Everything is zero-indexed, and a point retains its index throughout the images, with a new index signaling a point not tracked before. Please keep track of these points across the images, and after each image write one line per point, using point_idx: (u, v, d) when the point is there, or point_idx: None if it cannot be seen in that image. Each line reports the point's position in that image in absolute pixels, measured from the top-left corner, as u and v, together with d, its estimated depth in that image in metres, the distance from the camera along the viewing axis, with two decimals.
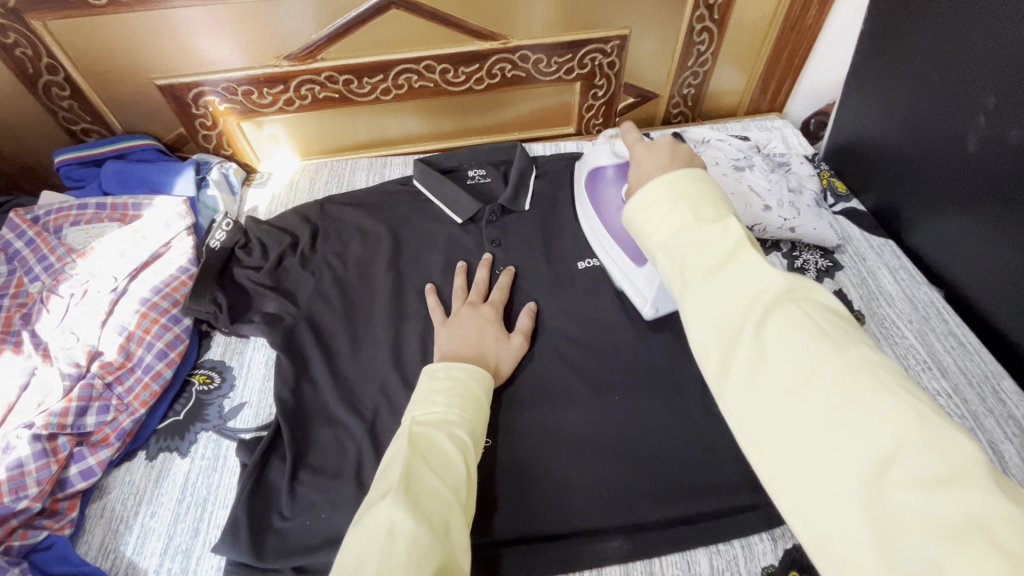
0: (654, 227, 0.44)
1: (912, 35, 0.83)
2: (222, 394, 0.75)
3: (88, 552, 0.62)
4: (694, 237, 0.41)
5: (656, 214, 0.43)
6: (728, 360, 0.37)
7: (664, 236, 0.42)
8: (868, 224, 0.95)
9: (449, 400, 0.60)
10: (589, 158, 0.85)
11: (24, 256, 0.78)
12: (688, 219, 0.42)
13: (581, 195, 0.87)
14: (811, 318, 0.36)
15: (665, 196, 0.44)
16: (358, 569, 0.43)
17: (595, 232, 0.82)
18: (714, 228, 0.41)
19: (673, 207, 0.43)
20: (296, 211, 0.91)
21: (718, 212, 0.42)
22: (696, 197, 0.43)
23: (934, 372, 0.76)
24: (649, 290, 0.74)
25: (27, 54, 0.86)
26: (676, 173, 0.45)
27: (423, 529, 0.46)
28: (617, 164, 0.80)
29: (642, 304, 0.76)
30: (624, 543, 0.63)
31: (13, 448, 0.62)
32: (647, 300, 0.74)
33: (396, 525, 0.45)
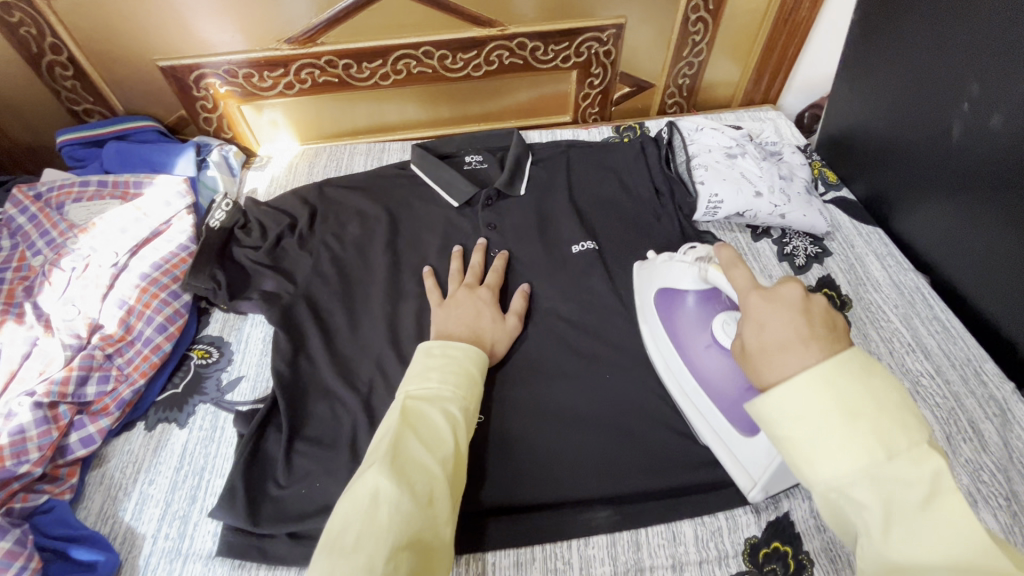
0: (819, 455, 0.36)
1: (901, 25, 0.84)
2: (220, 368, 0.77)
3: (88, 517, 0.64)
4: (884, 481, 0.34)
5: (825, 436, 0.36)
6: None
7: (840, 476, 0.35)
8: (857, 211, 0.97)
9: (443, 375, 0.62)
10: (667, 277, 0.72)
11: (26, 231, 0.80)
12: (877, 455, 0.35)
13: (653, 318, 0.74)
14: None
15: (827, 408, 0.36)
16: (342, 531, 0.47)
17: (676, 374, 0.69)
18: (913, 471, 0.34)
19: (849, 431, 0.35)
20: (294, 193, 0.92)
21: (912, 443, 0.35)
22: (877, 414, 0.36)
23: (918, 355, 0.78)
24: (760, 472, 0.61)
25: (31, 33, 0.87)
26: (843, 369, 0.37)
27: (406, 496, 0.49)
28: (701, 292, 0.67)
29: (747, 484, 0.63)
30: (612, 513, 0.65)
31: (15, 415, 0.63)
32: (755, 483, 0.62)
33: (380, 491, 0.48)
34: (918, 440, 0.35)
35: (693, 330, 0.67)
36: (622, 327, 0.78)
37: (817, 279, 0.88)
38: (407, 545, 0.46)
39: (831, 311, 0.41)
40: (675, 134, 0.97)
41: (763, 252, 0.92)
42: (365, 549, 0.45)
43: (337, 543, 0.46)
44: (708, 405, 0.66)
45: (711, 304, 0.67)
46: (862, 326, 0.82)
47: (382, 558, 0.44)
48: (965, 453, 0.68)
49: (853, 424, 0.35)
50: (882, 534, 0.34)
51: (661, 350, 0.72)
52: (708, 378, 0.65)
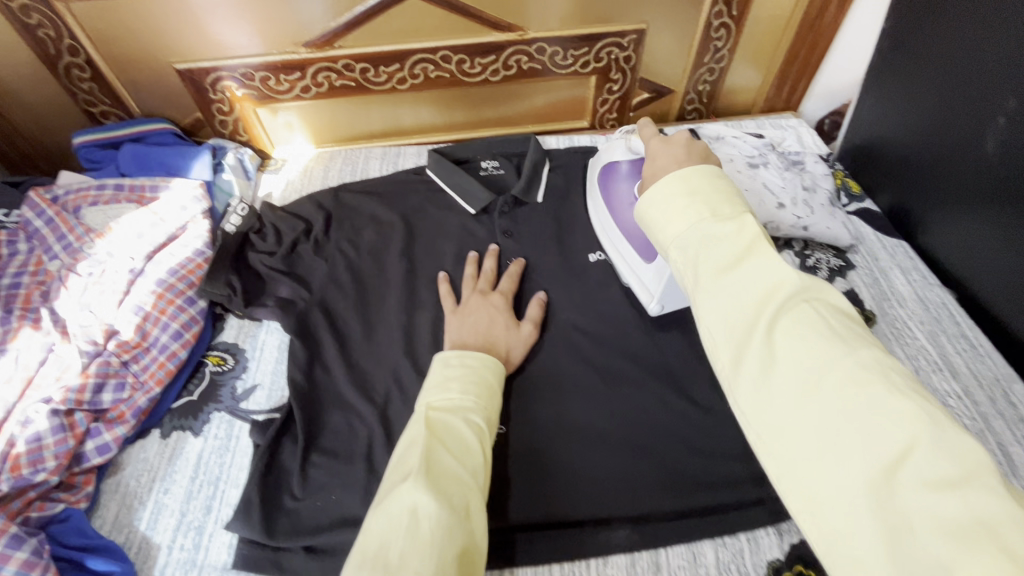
0: (666, 224, 0.46)
1: (933, 35, 0.82)
2: (235, 375, 0.76)
3: (103, 526, 0.64)
4: (709, 232, 0.43)
5: (672, 212, 0.46)
6: (740, 359, 0.39)
7: (680, 232, 0.45)
8: (882, 224, 0.95)
9: (464, 386, 0.61)
10: (604, 155, 0.87)
11: (43, 235, 0.79)
12: (706, 215, 0.44)
13: (592, 188, 0.88)
14: (824, 315, 0.38)
15: (678, 191, 0.46)
16: (382, 550, 0.44)
17: (605, 230, 0.83)
18: (731, 223, 0.43)
19: (687, 205, 0.45)
20: (310, 198, 0.91)
21: (734, 209, 0.44)
22: (711, 194, 0.46)
23: (944, 373, 0.76)
24: (656, 285, 0.74)
25: (50, 36, 0.87)
26: (693, 171, 0.48)
27: (446, 510, 0.47)
28: (632, 160, 0.82)
29: (648, 301, 0.76)
30: (631, 532, 0.64)
31: (31, 422, 0.63)
32: (652, 295, 0.75)
33: (419, 506, 0.46)
34: (740, 209, 0.44)
35: (621, 190, 0.81)
36: (640, 340, 0.77)
37: (840, 293, 0.86)
38: (455, 558, 0.45)
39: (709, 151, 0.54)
40: None
41: None
42: (414, 565, 0.42)
43: (381, 561, 0.43)
44: (626, 246, 0.79)
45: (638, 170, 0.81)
46: (887, 342, 0.80)
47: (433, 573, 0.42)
48: None
49: (691, 198, 0.45)
50: (706, 268, 0.42)
51: (597, 210, 0.85)
52: (629, 224, 0.79)
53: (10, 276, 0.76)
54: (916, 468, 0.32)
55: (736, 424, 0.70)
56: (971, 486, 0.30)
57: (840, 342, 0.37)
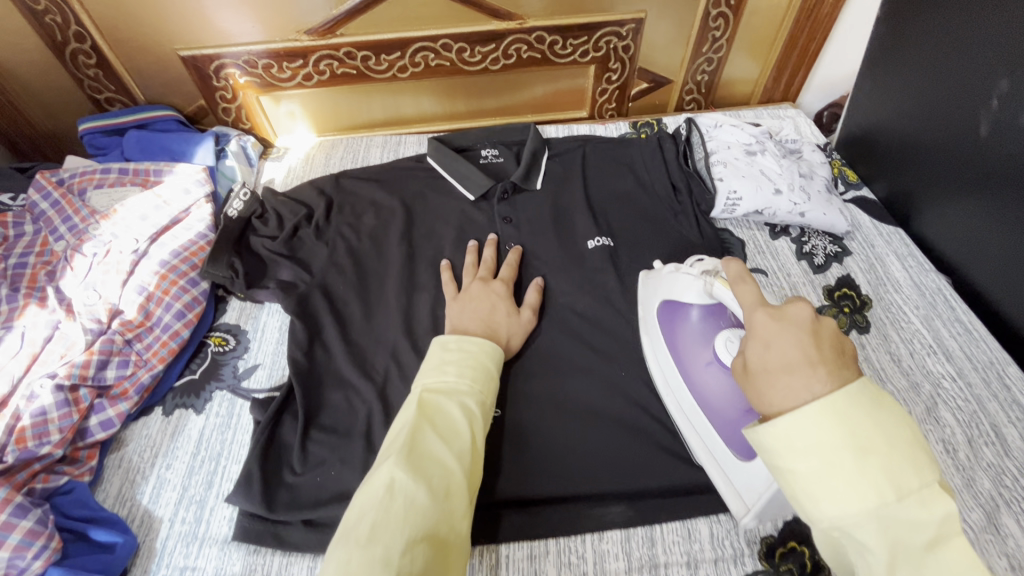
0: (823, 494, 0.35)
1: (928, 22, 0.83)
2: (236, 355, 0.77)
3: (107, 499, 0.65)
4: (893, 525, 0.33)
5: (835, 484, 0.34)
6: None
7: (845, 518, 0.34)
8: (877, 212, 0.95)
9: (460, 370, 0.62)
10: (671, 290, 0.71)
11: (49, 216, 0.80)
12: (887, 497, 0.33)
13: (653, 333, 0.72)
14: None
15: (837, 441, 0.35)
16: (358, 522, 0.48)
17: (675, 392, 0.68)
18: (920, 516, 0.33)
19: (858, 473, 0.34)
20: (311, 184, 0.92)
21: (923, 483, 0.33)
22: (891, 457, 0.34)
23: (938, 357, 0.77)
24: (752, 496, 0.59)
25: (56, 22, 0.88)
26: (853, 406, 0.35)
27: (420, 489, 0.49)
28: (704, 306, 0.68)
29: (739, 511, 0.61)
30: (626, 509, 0.64)
31: (37, 397, 0.64)
32: (748, 508, 0.59)
33: (395, 483, 0.49)
34: (930, 481, 0.34)
35: (695, 346, 0.67)
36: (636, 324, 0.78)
37: (837, 279, 0.86)
38: (422, 538, 0.47)
39: (838, 335, 0.40)
40: (692, 131, 0.96)
41: (782, 251, 0.90)
42: (381, 541, 0.45)
43: (352, 532, 0.46)
44: (705, 425, 0.64)
45: (714, 318, 0.67)
46: (882, 327, 0.81)
47: (398, 549, 0.45)
48: (987, 456, 0.67)
49: (861, 460, 0.34)
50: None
51: (662, 365, 0.70)
52: (709, 398, 0.64)
53: (16, 257, 0.77)
54: None
55: None
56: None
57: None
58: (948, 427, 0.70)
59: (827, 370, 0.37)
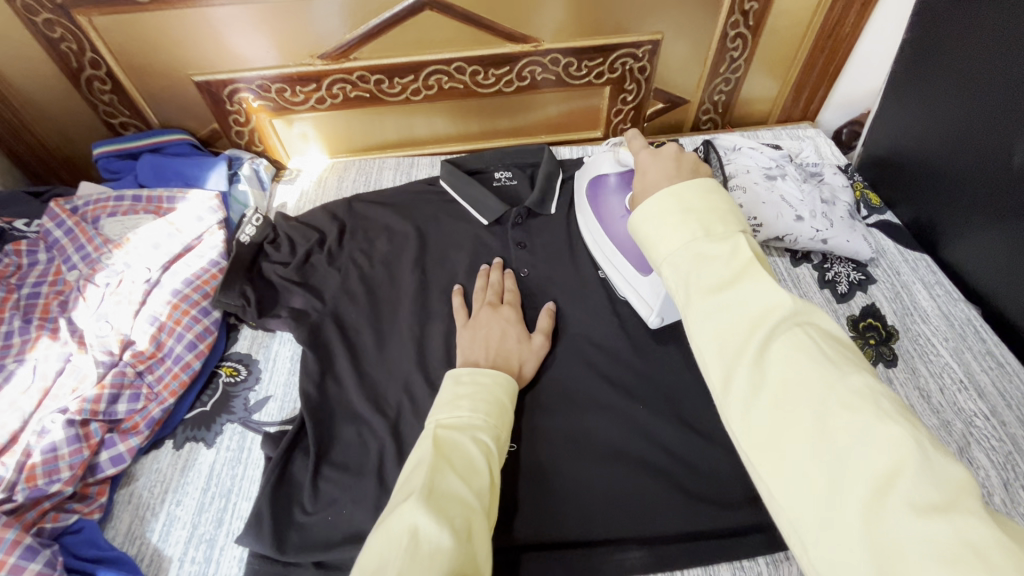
0: (658, 241, 0.43)
1: (958, 46, 0.80)
2: (248, 387, 0.76)
3: (116, 537, 0.64)
4: (702, 252, 0.41)
5: (666, 227, 0.43)
6: (729, 381, 0.37)
7: (670, 252, 0.42)
8: (903, 237, 0.93)
9: (474, 404, 0.60)
10: (591, 166, 0.88)
11: (63, 245, 0.80)
12: (699, 234, 0.41)
13: (580, 202, 0.88)
14: (816, 338, 0.36)
15: (671, 207, 0.43)
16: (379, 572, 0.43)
17: (598, 244, 0.82)
18: (722, 243, 0.41)
19: (681, 222, 0.42)
20: (324, 208, 0.91)
21: (729, 226, 0.42)
22: (707, 211, 0.43)
23: (970, 393, 0.74)
24: (655, 298, 0.74)
25: (72, 49, 0.89)
26: (687, 186, 0.44)
27: (446, 533, 0.46)
28: (620, 173, 0.83)
29: (647, 314, 0.75)
30: (645, 553, 0.62)
31: (48, 432, 0.64)
32: (653, 308, 0.74)
33: (419, 527, 0.46)
34: (735, 227, 0.42)
35: (612, 202, 0.82)
36: (654, 356, 0.76)
37: (861, 308, 0.84)
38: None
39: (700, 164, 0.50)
40: (711, 153, 0.94)
41: (803, 278, 0.88)
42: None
43: None
44: (621, 260, 0.79)
45: (626, 182, 0.82)
46: (910, 360, 0.78)
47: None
48: None
49: (683, 215, 0.43)
50: (697, 286, 0.40)
51: (586, 224, 0.85)
52: (623, 239, 0.79)
53: (29, 286, 0.77)
54: (907, 495, 0.29)
55: None
56: (959, 516, 0.28)
57: (828, 364, 0.35)
58: (982, 470, 0.67)
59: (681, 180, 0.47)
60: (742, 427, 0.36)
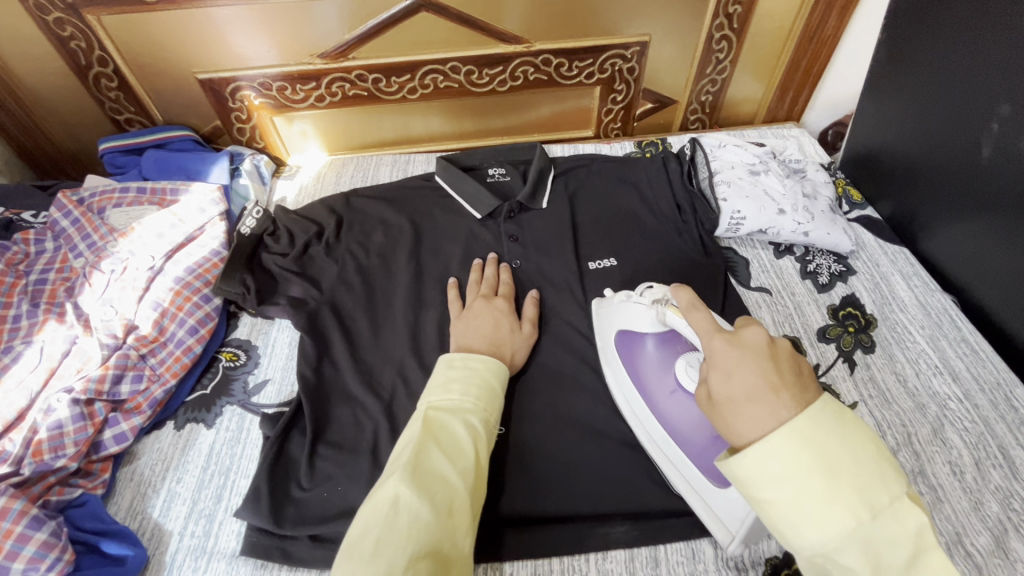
0: (805, 522, 0.35)
1: (930, 46, 0.84)
2: (247, 370, 0.79)
3: (118, 512, 0.66)
4: (872, 541, 0.34)
5: (815, 510, 0.35)
6: None
7: (827, 543, 0.34)
8: (882, 231, 0.96)
9: (465, 388, 0.63)
10: (625, 319, 0.73)
11: (69, 234, 0.82)
12: (862, 515, 0.34)
13: (614, 365, 0.72)
14: None
15: (806, 464, 0.36)
16: (363, 537, 0.48)
17: (643, 422, 0.68)
18: (894, 527, 0.34)
19: (830, 493, 0.35)
20: (322, 202, 0.95)
21: (893, 495, 0.35)
22: (858, 475, 0.35)
23: (945, 377, 0.77)
24: (737, 523, 0.59)
25: (81, 47, 0.92)
26: (819, 430, 0.37)
27: (426, 507, 0.50)
28: (659, 334, 0.71)
29: (725, 539, 0.60)
30: (630, 528, 0.64)
31: (53, 411, 0.66)
32: (734, 536, 0.59)
33: (400, 499, 0.50)
34: (899, 492, 0.35)
35: (658, 374, 0.69)
36: None
37: (841, 297, 0.87)
38: (426, 553, 0.48)
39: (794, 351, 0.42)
40: (697, 151, 0.97)
41: (786, 270, 0.91)
42: (386, 556, 0.46)
43: (358, 546, 0.47)
44: (679, 454, 0.64)
45: (669, 344, 0.70)
46: (888, 346, 0.81)
47: (402, 566, 0.45)
48: (995, 479, 0.67)
49: (832, 481, 0.35)
50: None
51: (626, 395, 0.70)
52: (678, 425, 0.65)
53: (37, 272, 0.79)
54: None
55: None
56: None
57: None
58: (955, 449, 0.69)
59: (789, 394, 0.39)
60: None
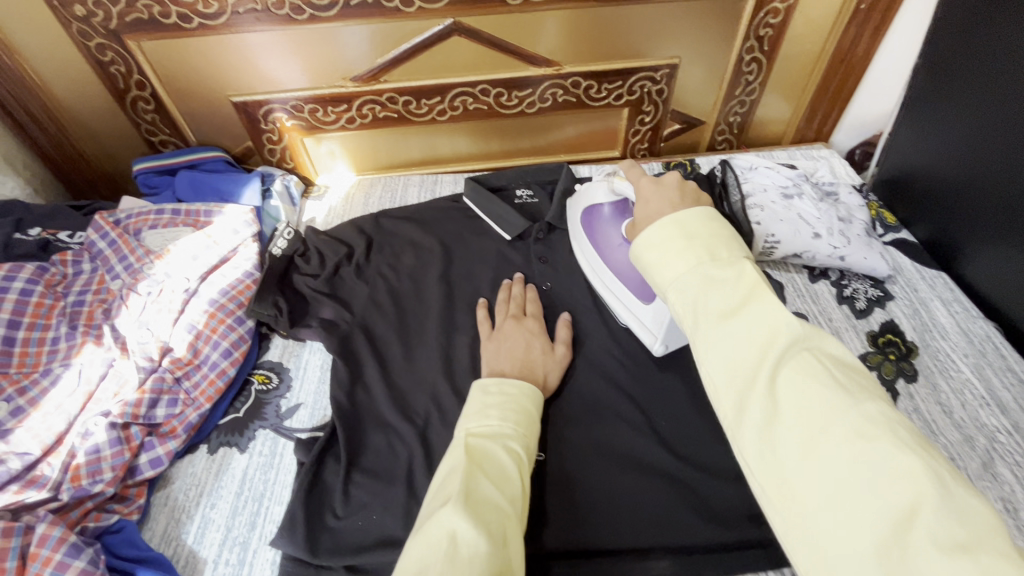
0: (663, 267, 0.42)
1: (971, 71, 0.83)
2: (280, 394, 0.78)
3: (153, 538, 0.65)
4: (709, 276, 0.40)
5: (669, 254, 0.42)
6: (743, 410, 0.35)
7: (676, 275, 0.41)
8: (919, 255, 0.94)
9: (503, 414, 0.62)
10: (584, 195, 0.86)
11: (106, 256, 0.83)
12: (704, 258, 0.41)
13: (576, 232, 0.86)
14: (826, 366, 0.35)
15: (673, 234, 0.43)
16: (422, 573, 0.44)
17: (597, 272, 0.81)
18: (728, 268, 0.40)
19: (685, 247, 0.42)
20: (352, 223, 0.95)
21: (732, 253, 0.41)
22: (709, 237, 0.42)
23: (992, 408, 0.74)
24: (659, 328, 0.73)
25: (121, 72, 0.94)
26: (691, 212, 0.44)
27: (484, 539, 0.47)
28: (614, 203, 0.82)
29: (651, 342, 0.74)
30: (672, 563, 0.63)
31: (92, 434, 0.66)
32: (656, 337, 0.73)
33: (458, 532, 0.47)
34: (737, 252, 0.41)
35: (609, 233, 0.81)
36: (675, 369, 0.77)
37: (879, 323, 0.85)
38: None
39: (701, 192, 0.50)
40: (729, 173, 0.94)
41: (822, 294, 0.90)
42: None
43: None
44: (620, 288, 0.78)
45: (620, 212, 0.81)
46: (931, 375, 0.79)
47: None
48: None
49: (688, 241, 0.42)
50: (704, 314, 0.38)
51: (585, 255, 0.84)
52: (622, 269, 0.79)
53: (74, 295, 0.79)
54: (930, 530, 0.28)
55: None
56: (985, 556, 0.27)
57: (841, 392, 0.34)
58: (1007, 484, 0.67)
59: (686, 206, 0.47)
60: (760, 462, 0.34)
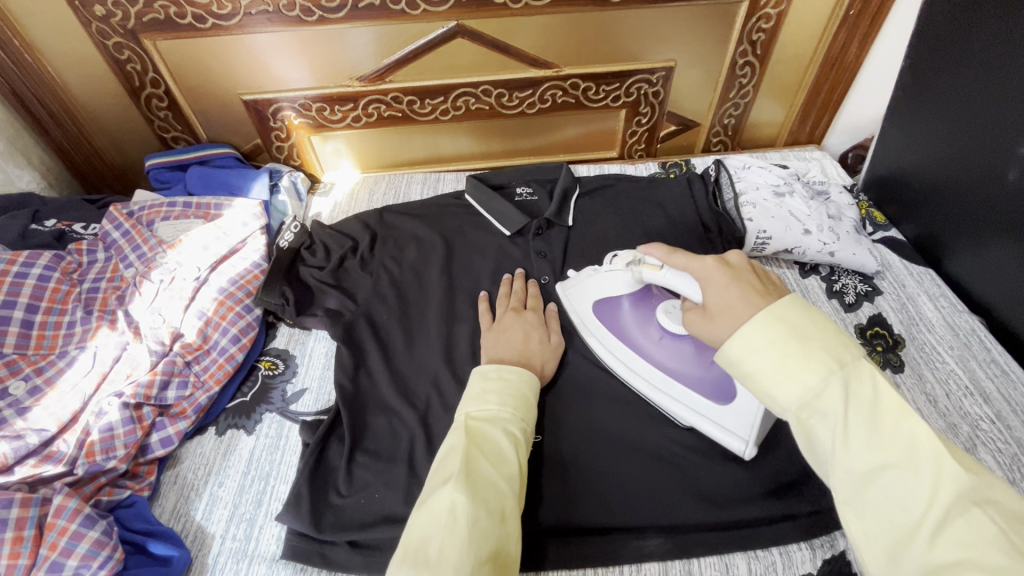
0: (780, 377, 0.42)
1: (955, 74, 0.86)
2: (286, 379, 0.81)
3: (163, 514, 0.68)
4: (845, 399, 0.40)
5: (783, 363, 0.42)
6: (898, 561, 0.37)
7: (804, 392, 0.41)
8: (907, 252, 0.97)
9: (501, 399, 0.63)
10: (595, 288, 0.81)
11: (120, 245, 0.86)
12: (832, 367, 0.41)
13: (601, 332, 0.79)
14: (1002, 525, 0.35)
15: (781, 335, 0.44)
16: (424, 547, 0.48)
17: (642, 373, 0.74)
18: (861, 387, 0.41)
19: (803, 353, 0.42)
20: (357, 218, 0.98)
21: (858, 359, 0.42)
22: (823, 339, 0.43)
23: (976, 398, 0.77)
24: (746, 428, 0.66)
25: (136, 70, 0.97)
26: (785, 304, 0.46)
27: (481, 513, 0.50)
28: (633, 294, 0.78)
29: (739, 446, 0.67)
30: (663, 541, 0.65)
31: (105, 413, 0.69)
32: (748, 440, 0.66)
33: (457, 505, 0.49)
34: (860, 356, 0.42)
35: (642, 330, 0.76)
36: None
37: (868, 317, 0.88)
38: (489, 558, 0.48)
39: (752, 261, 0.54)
40: (721, 172, 0.98)
41: (812, 289, 0.92)
42: (450, 561, 0.46)
43: (422, 555, 0.47)
44: (682, 390, 0.72)
45: (642, 301, 0.78)
46: (917, 367, 0.81)
47: (468, 568, 0.46)
48: None
49: (803, 344, 0.43)
50: (847, 452, 0.39)
51: (619, 356, 0.76)
52: (672, 368, 0.73)
53: (89, 282, 0.82)
54: None
55: (768, 440, 0.71)
56: None
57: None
58: (988, 469, 0.69)
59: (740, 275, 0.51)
60: None
